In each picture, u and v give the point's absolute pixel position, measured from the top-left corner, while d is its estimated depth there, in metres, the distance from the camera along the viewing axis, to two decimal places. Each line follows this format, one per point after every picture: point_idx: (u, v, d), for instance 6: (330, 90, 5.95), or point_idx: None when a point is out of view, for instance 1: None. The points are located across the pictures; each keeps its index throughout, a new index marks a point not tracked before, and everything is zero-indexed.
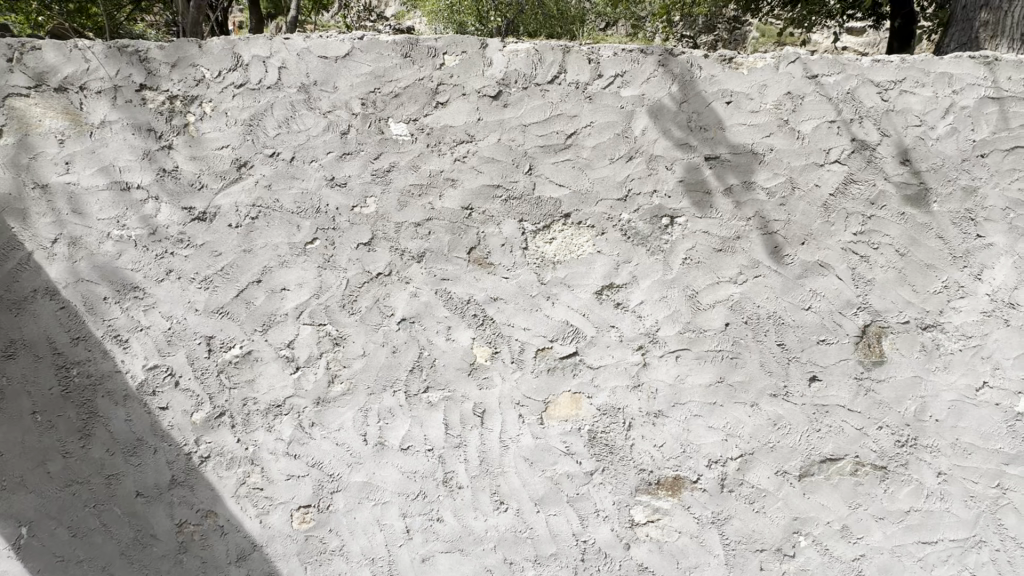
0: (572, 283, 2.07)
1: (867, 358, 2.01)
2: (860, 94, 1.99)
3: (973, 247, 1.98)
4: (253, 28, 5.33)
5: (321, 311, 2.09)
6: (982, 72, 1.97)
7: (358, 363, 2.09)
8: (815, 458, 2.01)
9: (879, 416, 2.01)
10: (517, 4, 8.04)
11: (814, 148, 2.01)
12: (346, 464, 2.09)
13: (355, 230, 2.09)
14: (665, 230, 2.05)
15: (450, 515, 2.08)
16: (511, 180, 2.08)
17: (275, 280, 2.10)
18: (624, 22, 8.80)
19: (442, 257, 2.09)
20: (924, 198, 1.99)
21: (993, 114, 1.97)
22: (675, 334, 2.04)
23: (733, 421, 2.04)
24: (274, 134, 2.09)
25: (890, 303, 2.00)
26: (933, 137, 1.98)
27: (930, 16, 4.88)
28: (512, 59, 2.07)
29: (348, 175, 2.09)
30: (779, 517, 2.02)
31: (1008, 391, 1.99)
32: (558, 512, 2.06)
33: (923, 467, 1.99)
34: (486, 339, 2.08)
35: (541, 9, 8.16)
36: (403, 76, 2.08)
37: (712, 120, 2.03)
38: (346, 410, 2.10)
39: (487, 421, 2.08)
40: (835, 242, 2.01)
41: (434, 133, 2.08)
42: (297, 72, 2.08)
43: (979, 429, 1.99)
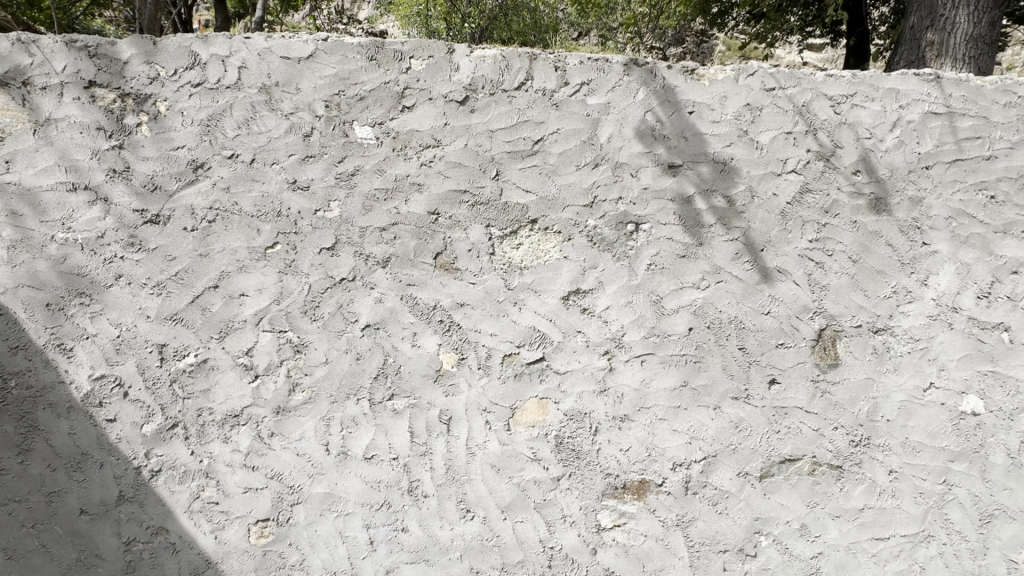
0: (539, 288, 2.07)
1: (823, 361, 2.08)
2: (814, 107, 2.08)
3: (919, 254, 2.09)
4: (219, 28, 5.17)
5: (282, 317, 2.03)
6: (925, 89, 2.08)
7: (320, 371, 2.04)
8: (775, 459, 2.07)
9: (834, 418, 2.07)
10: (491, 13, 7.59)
11: (771, 158, 2.08)
12: (307, 475, 2.03)
13: (318, 234, 2.04)
14: (630, 237, 2.08)
15: (415, 525, 2.04)
16: (478, 185, 2.07)
17: (233, 285, 2.03)
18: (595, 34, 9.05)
19: (408, 263, 2.06)
20: (873, 208, 2.08)
21: (936, 128, 2.08)
22: (640, 339, 2.07)
23: (696, 424, 2.07)
24: (233, 135, 2.03)
25: (844, 307, 2.08)
26: (882, 149, 2.08)
27: (884, 36, 5.18)
28: (479, 65, 2.07)
29: (311, 178, 2.04)
30: (740, 517, 2.06)
31: (953, 391, 2.09)
32: (525, 519, 2.05)
33: (875, 465, 2.07)
34: (453, 345, 2.06)
35: (516, 18, 7.99)
36: (369, 79, 2.05)
37: (676, 129, 2.07)
38: (307, 419, 2.04)
39: (453, 429, 2.05)
40: (792, 249, 2.08)
41: (400, 136, 2.06)
42: (258, 72, 2.03)
43: (926, 428, 2.08)
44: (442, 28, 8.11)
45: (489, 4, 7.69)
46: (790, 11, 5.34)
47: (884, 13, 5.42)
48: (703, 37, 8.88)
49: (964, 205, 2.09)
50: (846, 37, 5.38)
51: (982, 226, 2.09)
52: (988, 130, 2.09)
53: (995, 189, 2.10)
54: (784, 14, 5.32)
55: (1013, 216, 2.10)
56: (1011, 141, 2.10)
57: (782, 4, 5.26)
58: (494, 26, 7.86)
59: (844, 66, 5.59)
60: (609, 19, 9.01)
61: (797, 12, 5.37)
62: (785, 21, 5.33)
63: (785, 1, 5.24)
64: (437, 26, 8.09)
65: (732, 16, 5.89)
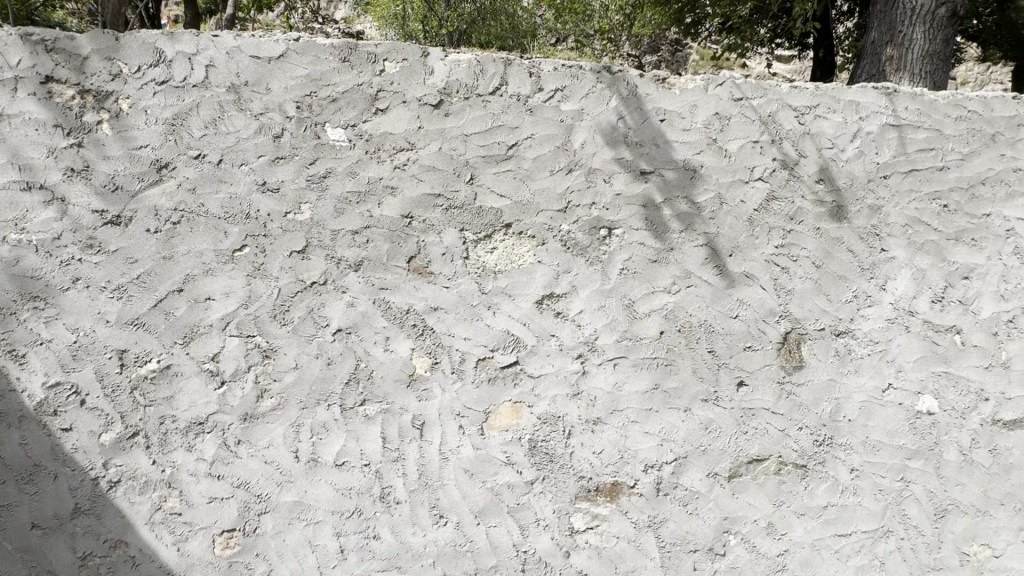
0: (513, 292, 2.08)
1: (789, 363, 2.15)
2: (779, 117, 2.15)
3: (878, 260, 2.17)
4: (189, 24, 5.04)
5: (250, 322, 1.99)
6: (883, 102, 2.18)
7: (289, 377, 2.00)
8: (743, 459, 2.11)
9: (799, 418, 2.14)
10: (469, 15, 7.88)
11: (739, 166, 2.14)
12: (275, 483, 1.98)
13: (288, 237, 2.01)
14: (603, 242, 2.10)
15: (387, 532, 2.01)
16: (452, 189, 2.07)
17: (199, 289, 1.97)
18: (572, 40, 9.19)
19: (381, 266, 2.04)
20: (835, 216, 2.16)
21: (893, 139, 2.18)
22: (613, 343, 2.09)
23: (667, 427, 2.10)
24: (199, 135, 1.98)
25: (808, 311, 2.15)
26: (843, 158, 2.16)
27: (847, 49, 5.42)
28: (453, 69, 2.07)
29: (281, 180, 2.01)
30: (709, 517, 2.09)
31: (910, 391, 2.18)
32: (498, 523, 2.05)
33: (838, 464, 2.14)
34: (426, 349, 2.05)
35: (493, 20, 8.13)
36: (341, 81, 2.03)
37: (648, 137, 2.11)
38: (275, 426, 1.99)
39: (426, 434, 2.04)
40: (758, 255, 2.14)
41: (373, 139, 2.04)
42: (227, 71, 1.99)
43: (885, 427, 2.16)
44: (421, 31, 7.96)
45: (468, 8, 7.91)
46: (760, 23, 5.51)
47: (848, 29, 5.68)
48: (677, 46, 9.17)
49: (919, 213, 2.19)
50: (813, 50, 5.62)
51: (936, 233, 2.20)
52: (941, 142, 2.19)
53: (948, 199, 2.20)
54: (754, 27, 5.49)
55: (964, 224, 2.21)
56: (962, 153, 2.21)
57: (752, 16, 5.43)
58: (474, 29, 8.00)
59: (810, 77, 5.83)
60: (584, 25, 9.16)
61: (767, 24, 5.56)
62: (755, 32, 5.51)
63: (754, 13, 5.42)
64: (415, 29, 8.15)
65: (703, 27, 6.05)
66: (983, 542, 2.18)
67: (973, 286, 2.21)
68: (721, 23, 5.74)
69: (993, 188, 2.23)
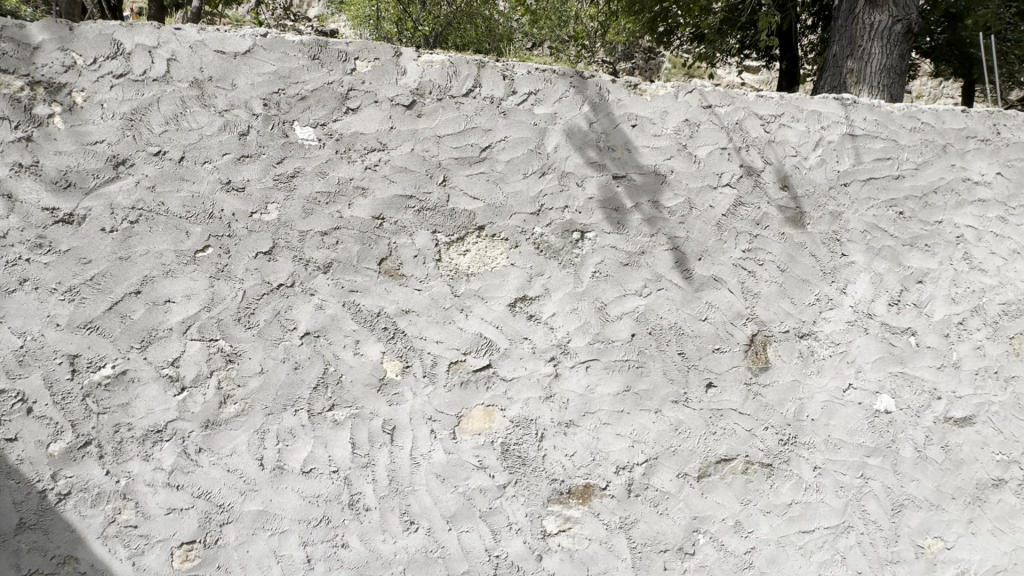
0: (486, 295, 2.07)
1: (755, 364, 2.20)
2: (746, 125, 2.22)
3: (839, 264, 2.27)
4: (153, 17, 4.81)
5: (213, 325, 1.92)
6: (843, 112, 2.28)
7: (254, 382, 1.94)
8: (711, 459, 2.15)
9: (765, 418, 2.19)
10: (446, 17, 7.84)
11: (707, 172, 2.19)
12: (239, 492, 1.91)
13: (253, 238, 1.95)
14: (576, 245, 2.12)
15: (356, 540, 1.96)
16: (425, 191, 2.05)
17: (158, 291, 1.89)
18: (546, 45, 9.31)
19: (351, 268, 2.00)
20: (798, 222, 2.24)
21: (853, 148, 2.28)
22: (585, 345, 2.11)
23: (638, 428, 2.12)
24: (159, 131, 1.90)
25: (773, 314, 2.22)
26: (806, 166, 2.25)
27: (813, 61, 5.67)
28: (426, 70, 2.06)
29: (247, 179, 1.95)
30: (679, 517, 2.11)
31: (868, 391, 2.27)
32: (470, 528, 2.02)
33: (802, 462, 2.21)
34: (397, 353, 2.02)
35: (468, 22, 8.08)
36: (311, 79, 2.00)
37: (620, 142, 2.14)
38: (239, 433, 1.93)
39: (397, 439, 2.00)
40: (726, 259, 2.20)
41: (343, 139, 2.01)
42: (189, 65, 1.93)
43: (847, 426, 2.24)
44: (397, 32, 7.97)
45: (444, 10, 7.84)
46: (729, 33, 5.68)
47: (814, 42, 5.96)
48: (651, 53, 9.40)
49: (877, 220, 2.29)
50: (780, 61, 5.89)
51: (892, 239, 2.31)
52: (897, 152, 2.31)
53: (903, 206, 2.32)
54: (724, 36, 5.66)
55: (918, 231, 2.33)
56: (916, 162, 2.33)
57: (722, 27, 5.57)
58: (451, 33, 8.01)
59: (778, 88, 6.05)
60: (559, 31, 9.28)
61: (736, 33, 5.76)
62: (724, 42, 5.68)
63: (725, 24, 5.57)
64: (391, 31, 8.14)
65: (676, 36, 6.23)
66: (936, 535, 2.28)
67: (926, 289, 2.33)
68: (693, 33, 5.91)
69: (944, 197, 2.36)
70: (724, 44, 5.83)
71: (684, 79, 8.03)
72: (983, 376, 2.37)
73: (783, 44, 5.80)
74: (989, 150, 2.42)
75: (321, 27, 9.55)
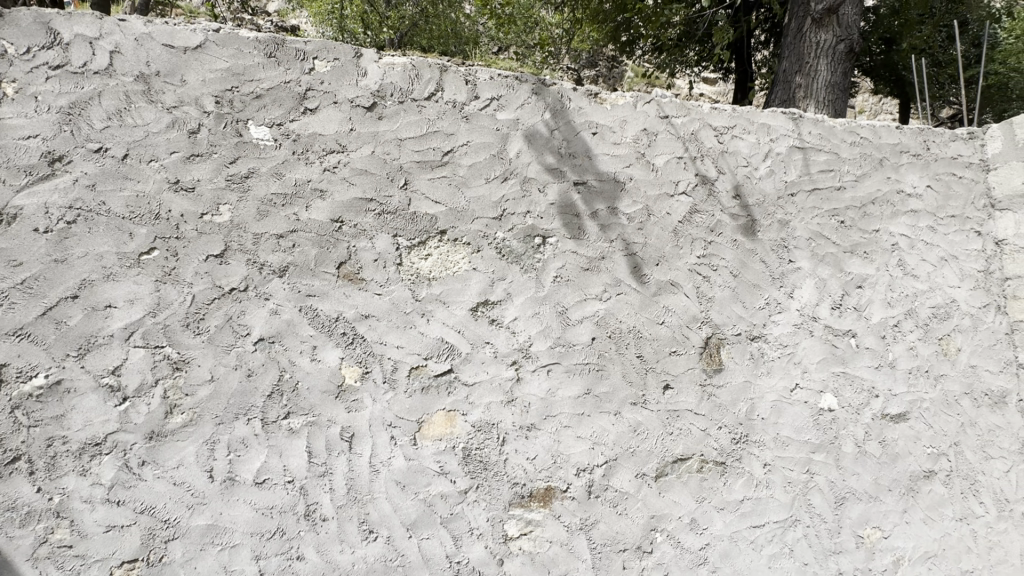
0: (447, 299, 2.06)
1: (710, 366, 2.28)
2: (701, 136, 2.32)
3: (786, 270, 2.39)
4: (98, 7, 4.58)
5: (158, 331, 1.82)
6: (791, 126, 2.42)
7: (204, 391, 1.84)
8: (668, 459, 2.21)
9: (718, 418, 2.27)
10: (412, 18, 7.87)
11: (664, 180, 2.27)
12: (186, 506, 1.81)
13: (204, 240, 1.87)
14: (537, 250, 2.14)
15: (312, 551, 1.89)
16: (385, 195, 2.02)
17: (98, 295, 1.78)
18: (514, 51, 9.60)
19: (308, 272, 1.95)
20: (748, 229, 2.35)
21: (799, 160, 2.42)
22: (547, 349, 2.13)
23: (598, 430, 2.16)
24: (101, 127, 1.80)
25: (726, 317, 2.31)
26: (757, 176, 2.37)
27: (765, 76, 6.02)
28: (388, 72, 2.05)
29: (197, 178, 1.87)
30: (638, 516, 2.16)
31: (813, 391, 2.39)
32: (431, 535, 1.98)
33: (753, 460, 2.30)
34: (356, 358, 1.97)
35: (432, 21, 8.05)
36: (267, 77, 1.95)
37: (580, 149, 2.20)
38: (187, 444, 1.82)
39: (356, 446, 1.95)
40: (682, 264, 2.27)
41: (301, 140, 1.97)
42: (135, 58, 1.84)
43: (794, 424, 2.35)
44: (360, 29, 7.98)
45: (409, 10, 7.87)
46: (688, 46, 6.01)
47: (765, 59, 6.28)
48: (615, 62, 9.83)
49: (820, 228, 2.44)
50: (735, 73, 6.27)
51: (834, 246, 2.46)
52: (839, 164, 2.48)
53: (844, 216, 2.48)
54: (683, 49, 6.01)
55: (857, 239, 2.50)
56: (856, 175, 2.50)
57: (682, 41, 5.92)
58: (417, 33, 8.06)
59: (734, 100, 6.41)
60: (525, 37, 9.45)
61: (694, 47, 6.07)
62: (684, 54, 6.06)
63: (684, 38, 5.90)
64: (355, 28, 8.11)
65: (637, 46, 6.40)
66: (875, 525, 2.42)
67: (865, 294, 2.49)
68: (654, 44, 6.10)
69: (881, 208, 2.54)
70: (682, 56, 6.12)
71: (645, 87, 8.28)
72: (916, 376, 2.54)
73: (738, 58, 6.08)
74: (920, 164, 2.62)
75: (282, 22, 9.40)
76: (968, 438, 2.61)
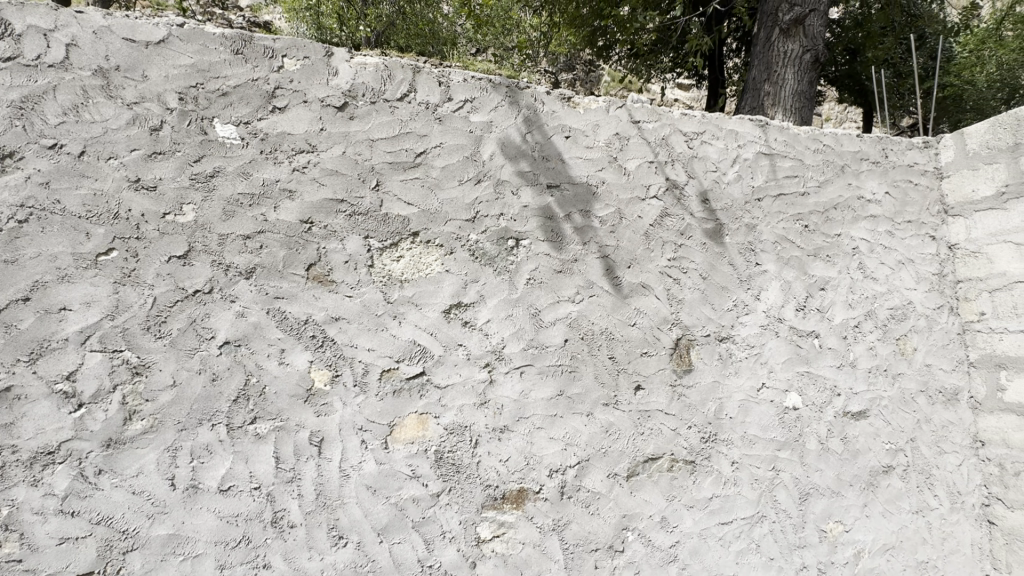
0: (420, 301, 2.04)
1: (680, 366, 2.32)
2: (671, 141, 2.37)
3: (753, 273, 2.45)
4: None
5: (117, 335, 1.75)
6: (757, 132, 2.50)
7: (166, 396, 1.78)
8: (639, 458, 2.24)
9: (688, 418, 2.31)
10: (388, 19, 7.85)
11: (636, 183, 2.31)
12: (146, 515, 1.73)
13: (166, 241, 1.81)
14: (511, 252, 2.15)
15: (279, 559, 1.83)
16: (356, 195, 2.00)
17: (52, 298, 1.70)
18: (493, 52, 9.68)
19: (276, 274, 1.91)
20: (717, 233, 2.41)
21: (765, 166, 2.50)
22: (520, 351, 2.13)
23: (571, 431, 2.17)
24: (56, 122, 1.73)
25: (695, 318, 2.35)
26: (725, 181, 2.43)
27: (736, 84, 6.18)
28: (360, 72, 2.03)
29: (158, 177, 1.81)
30: (610, 516, 2.18)
31: (779, 390, 2.46)
32: (402, 540, 1.95)
33: (721, 458, 2.35)
34: (326, 362, 1.93)
35: (408, 21, 8.03)
36: (234, 74, 1.90)
37: (553, 152, 2.22)
38: (147, 452, 1.75)
39: (326, 451, 1.91)
40: (653, 266, 2.31)
41: (269, 139, 1.93)
42: (93, 52, 1.77)
43: (761, 422, 2.41)
44: (336, 28, 7.92)
45: (386, 10, 7.84)
46: (662, 52, 6.15)
47: (738, 67, 6.46)
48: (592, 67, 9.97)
49: (785, 232, 2.52)
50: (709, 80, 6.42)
51: (799, 249, 2.54)
52: (803, 170, 2.56)
53: (808, 220, 2.56)
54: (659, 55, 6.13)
55: (820, 243, 2.58)
56: (819, 181, 2.59)
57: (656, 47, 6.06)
58: (393, 33, 8.03)
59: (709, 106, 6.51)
60: (504, 40, 9.52)
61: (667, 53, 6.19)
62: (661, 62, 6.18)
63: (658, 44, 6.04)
64: (331, 26, 8.03)
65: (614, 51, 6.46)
66: (837, 519, 2.51)
67: (828, 296, 2.58)
68: (629, 49, 6.19)
69: (843, 213, 2.63)
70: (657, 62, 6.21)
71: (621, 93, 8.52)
72: (875, 374, 2.64)
73: (710, 65, 6.22)
74: (879, 171, 2.73)
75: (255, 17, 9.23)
76: (924, 434, 2.72)
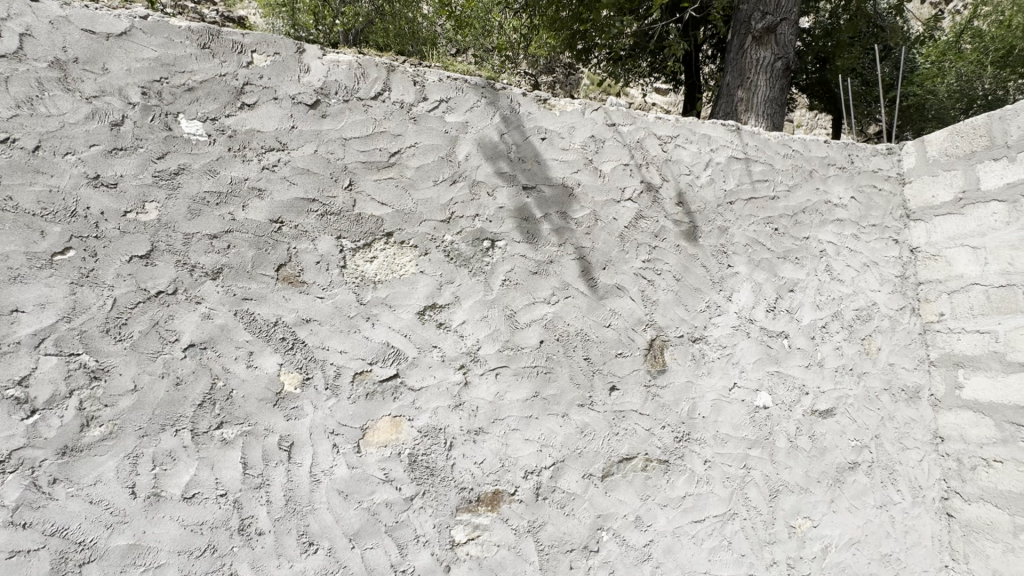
0: (394, 303, 2.01)
1: (654, 367, 2.34)
2: (646, 144, 2.40)
3: (725, 274, 2.49)
4: None
5: (74, 338, 1.67)
6: (728, 137, 2.55)
7: (126, 401, 1.71)
8: (614, 459, 2.25)
9: (662, 418, 2.34)
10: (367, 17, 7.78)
11: (611, 185, 2.33)
12: (104, 526, 1.66)
13: (127, 240, 1.74)
14: (486, 253, 2.14)
15: (246, 568, 1.78)
16: (328, 195, 1.95)
17: (3, 299, 1.61)
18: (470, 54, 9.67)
19: (244, 275, 1.85)
20: (690, 235, 2.44)
21: (737, 170, 2.54)
22: (495, 352, 2.12)
23: (547, 432, 2.17)
24: (8, 115, 1.64)
25: (669, 319, 2.38)
26: (698, 184, 2.47)
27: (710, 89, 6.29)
28: (332, 69, 1.99)
29: (119, 174, 1.74)
30: (584, 516, 2.18)
31: (750, 389, 2.50)
32: (374, 545, 1.92)
33: (694, 457, 2.38)
34: (297, 365, 1.89)
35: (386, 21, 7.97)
36: (200, 69, 1.84)
37: (529, 153, 2.22)
38: (106, 460, 1.68)
39: (296, 456, 1.86)
40: (627, 268, 2.33)
41: (237, 136, 1.87)
42: (49, 43, 1.69)
43: (732, 421, 2.46)
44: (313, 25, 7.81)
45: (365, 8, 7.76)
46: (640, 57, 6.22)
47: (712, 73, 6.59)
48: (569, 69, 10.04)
49: (756, 235, 2.57)
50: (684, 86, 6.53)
51: (769, 252, 2.59)
52: (773, 175, 2.62)
53: (778, 223, 2.62)
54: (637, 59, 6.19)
55: (789, 245, 2.64)
56: (788, 185, 2.66)
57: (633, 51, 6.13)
58: (372, 31, 7.96)
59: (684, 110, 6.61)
60: (483, 40, 9.51)
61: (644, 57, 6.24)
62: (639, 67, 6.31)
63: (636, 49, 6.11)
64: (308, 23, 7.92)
65: (594, 56, 6.50)
66: (805, 515, 2.57)
67: (796, 297, 2.64)
68: (608, 53, 6.23)
69: (811, 216, 2.70)
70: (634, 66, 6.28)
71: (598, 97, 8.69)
72: (841, 373, 2.71)
73: (686, 70, 6.31)
74: (846, 176, 2.82)
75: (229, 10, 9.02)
76: (887, 431, 2.81)
